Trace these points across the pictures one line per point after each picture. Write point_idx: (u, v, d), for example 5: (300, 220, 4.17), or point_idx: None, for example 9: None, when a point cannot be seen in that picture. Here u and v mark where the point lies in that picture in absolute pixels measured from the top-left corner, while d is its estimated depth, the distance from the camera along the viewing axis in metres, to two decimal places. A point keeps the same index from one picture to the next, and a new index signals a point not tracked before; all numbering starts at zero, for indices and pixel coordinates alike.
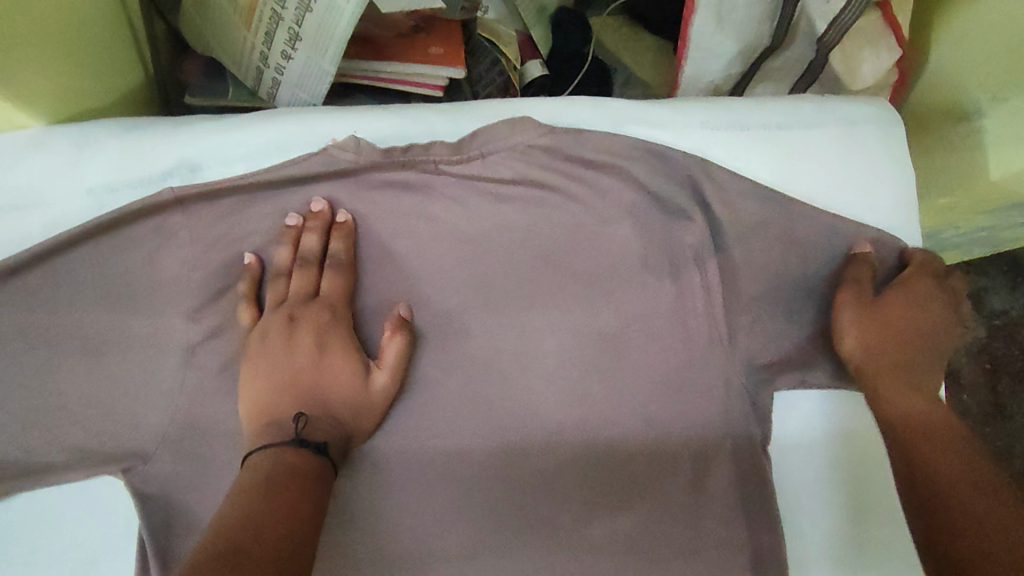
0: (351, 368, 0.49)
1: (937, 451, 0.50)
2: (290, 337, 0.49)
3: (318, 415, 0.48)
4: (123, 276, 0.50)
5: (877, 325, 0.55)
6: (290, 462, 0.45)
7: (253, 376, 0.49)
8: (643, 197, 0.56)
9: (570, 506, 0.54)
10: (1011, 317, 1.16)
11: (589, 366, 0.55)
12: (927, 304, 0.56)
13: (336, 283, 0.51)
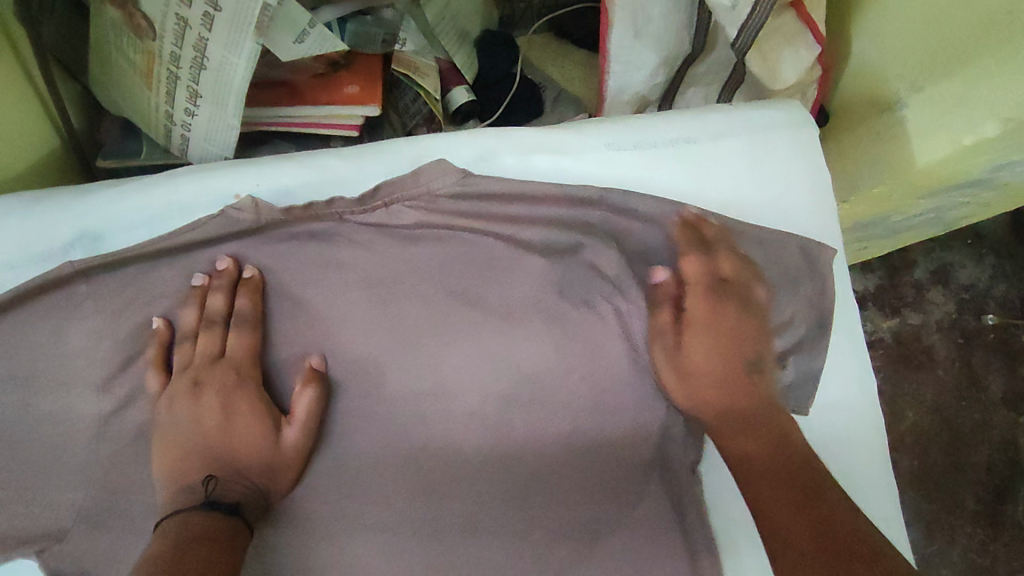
0: (262, 425, 0.49)
1: (773, 487, 0.50)
2: (196, 400, 0.49)
3: (229, 476, 0.48)
4: (32, 353, 0.51)
5: (687, 377, 0.55)
6: (199, 524, 0.45)
7: (163, 443, 0.49)
8: (548, 230, 0.57)
9: (506, 543, 0.53)
10: (976, 290, 1.18)
11: (511, 400, 0.55)
12: (719, 325, 0.56)
13: (242, 341, 0.51)
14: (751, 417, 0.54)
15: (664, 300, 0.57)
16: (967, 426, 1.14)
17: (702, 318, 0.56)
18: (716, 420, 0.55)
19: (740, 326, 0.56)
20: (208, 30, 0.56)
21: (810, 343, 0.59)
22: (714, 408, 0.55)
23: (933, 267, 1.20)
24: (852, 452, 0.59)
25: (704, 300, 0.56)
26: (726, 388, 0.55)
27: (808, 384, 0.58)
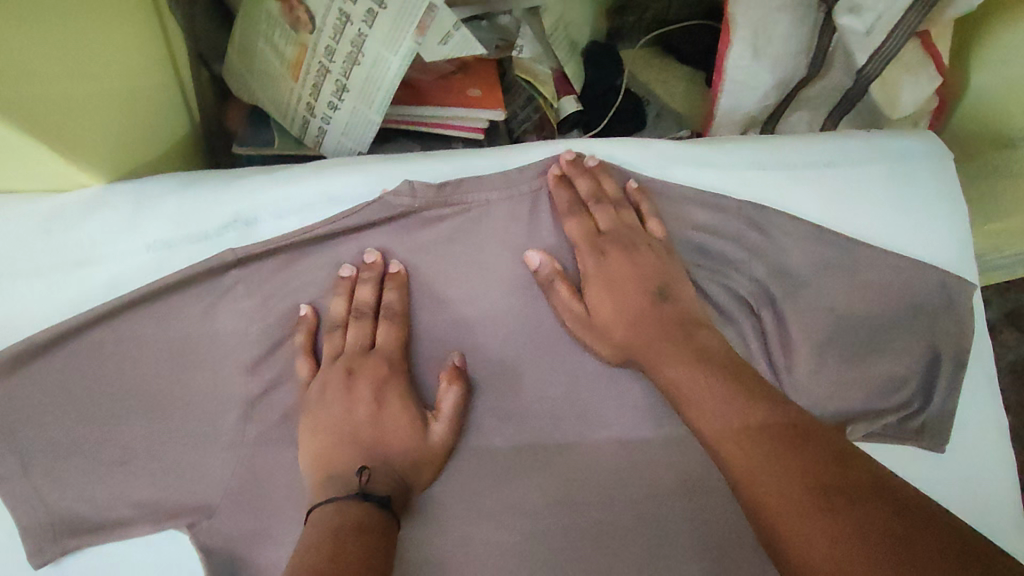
0: (410, 420, 0.51)
1: (773, 467, 0.41)
2: (350, 390, 0.51)
3: (378, 468, 0.49)
4: (183, 331, 0.51)
5: (608, 330, 0.53)
6: (357, 513, 0.46)
7: (314, 428, 0.50)
8: (685, 242, 0.58)
9: (631, 552, 0.54)
10: None
11: (642, 411, 0.55)
12: (614, 271, 0.54)
13: (392, 334, 0.52)
14: (700, 402, 0.47)
15: (553, 276, 0.54)
16: None
17: (599, 274, 0.54)
18: (675, 378, 0.49)
19: (644, 262, 0.54)
20: (369, 27, 0.57)
21: (948, 379, 0.57)
22: (666, 365, 0.50)
23: (1007, 309, 1.17)
24: (977, 492, 0.57)
25: (594, 261, 0.54)
26: (639, 325, 0.52)
27: (947, 422, 0.57)
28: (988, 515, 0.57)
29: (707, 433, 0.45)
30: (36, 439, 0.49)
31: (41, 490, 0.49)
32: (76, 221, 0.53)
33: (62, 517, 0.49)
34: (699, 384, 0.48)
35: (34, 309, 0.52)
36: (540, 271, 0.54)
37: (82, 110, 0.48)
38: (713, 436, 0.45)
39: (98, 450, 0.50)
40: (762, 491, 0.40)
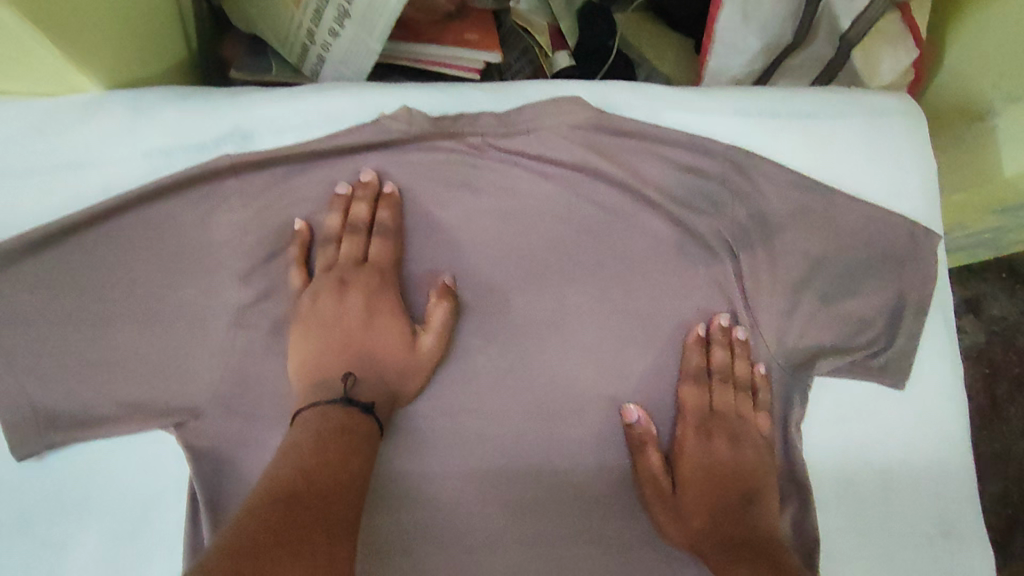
0: (399, 331, 0.53)
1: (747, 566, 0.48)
2: (341, 299, 0.53)
3: (365, 377, 0.52)
4: (176, 237, 0.51)
5: (709, 462, 0.56)
6: (340, 416, 0.48)
7: (304, 335, 0.52)
8: (677, 179, 0.58)
9: (605, 471, 0.56)
10: (1010, 323, 1.20)
11: (625, 339, 0.57)
12: (713, 459, 0.56)
13: (383, 248, 0.54)
14: (723, 549, 0.50)
15: (643, 439, 0.55)
16: (985, 455, 1.16)
17: (698, 445, 0.57)
18: (697, 472, 0.56)
19: (720, 452, 0.56)
20: None
21: (911, 324, 0.60)
22: (690, 459, 0.56)
23: (966, 297, 1.20)
24: (939, 432, 0.59)
25: (703, 440, 0.57)
26: (716, 450, 0.57)
27: (910, 364, 0.59)
28: (947, 455, 0.59)
29: (719, 565, 0.50)
30: (25, 336, 0.49)
31: (25, 385, 0.48)
32: (69, 125, 0.52)
33: (46, 415, 0.48)
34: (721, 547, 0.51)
35: (29, 211, 0.52)
36: (635, 425, 0.55)
37: (91, 12, 0.46)
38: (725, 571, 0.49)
39: (85, 351, 0.50)
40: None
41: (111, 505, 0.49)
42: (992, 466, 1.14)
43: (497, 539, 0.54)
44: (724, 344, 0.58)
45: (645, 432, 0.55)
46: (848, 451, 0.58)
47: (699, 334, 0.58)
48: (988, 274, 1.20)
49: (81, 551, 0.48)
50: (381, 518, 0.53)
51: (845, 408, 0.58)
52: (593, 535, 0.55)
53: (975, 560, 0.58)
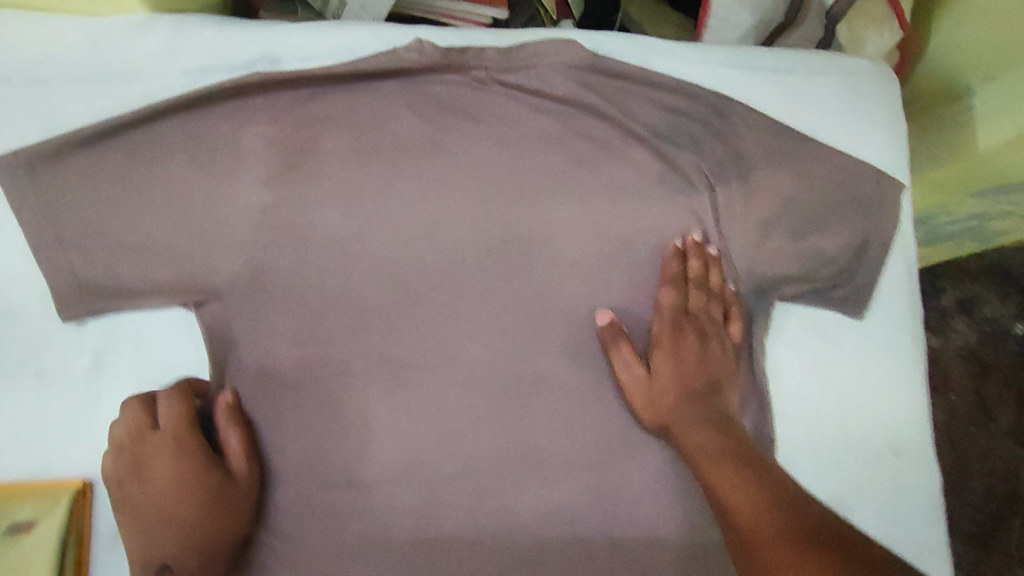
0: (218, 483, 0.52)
1: (741, 474, 0.50)
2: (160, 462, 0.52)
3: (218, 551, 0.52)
4: (208, 141, 0.57)
5: (678, 363, 0.59)
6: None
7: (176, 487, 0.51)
8: (663, 119, 0.64)
9: (585, 376, 0.60)
10: (999, 325, 1.34)
11: (607, 258, 0.62)
12: (684, 358, 0.59)
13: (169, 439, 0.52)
14: (698, 428, 0.55)
15: (620, 336, 0.59)
16: (973, 451, 1.30)
17: (672, 344, 0.60)
18: (672, 372, 0.59)
19: (690, 351, 0.60)
20: None
21: (873, 261, 0.65)
22: (666, 362, 0.59)
23: (962, 299, 1.35)
24: (892, 357, 0.65)
25: (676, 335, 0.60)
26: (686, 349, 0.60)
27: (867, 295, 0.65)
28: (900, 378, 0.64)
29: (691, 441, 0.54)
30: (71, 216, 0.54)
31: (66, 259, 0.54)
32: (121, 40, 0.59)
33: (85, 286, 0.54)
34: (694, 427, 0.55)
35: (81, 111, 0.58)
36: (611, 323, 0.59)
37: None
38: (697, 445, 0.54)
39: (121, 235, 0.55)
40: (726, 482, 0.50)
41: (135, 371, 0.54)
42: (977, 461, 1.29)
43: (478, 437, 0.58)
44: (696, 251, 0.62)
45: (622, 329, 0.59)
46: (803, 365, 0.64)
47: (673, 247, 0.63)
48: (982, 278, 1.33)
49: (110, 409, 0.53)
50: (372, 410, 0.57)
51: (801, 333, 0.64)
52: (574, 435, 0.59)
53: (919, 480, 0.63)
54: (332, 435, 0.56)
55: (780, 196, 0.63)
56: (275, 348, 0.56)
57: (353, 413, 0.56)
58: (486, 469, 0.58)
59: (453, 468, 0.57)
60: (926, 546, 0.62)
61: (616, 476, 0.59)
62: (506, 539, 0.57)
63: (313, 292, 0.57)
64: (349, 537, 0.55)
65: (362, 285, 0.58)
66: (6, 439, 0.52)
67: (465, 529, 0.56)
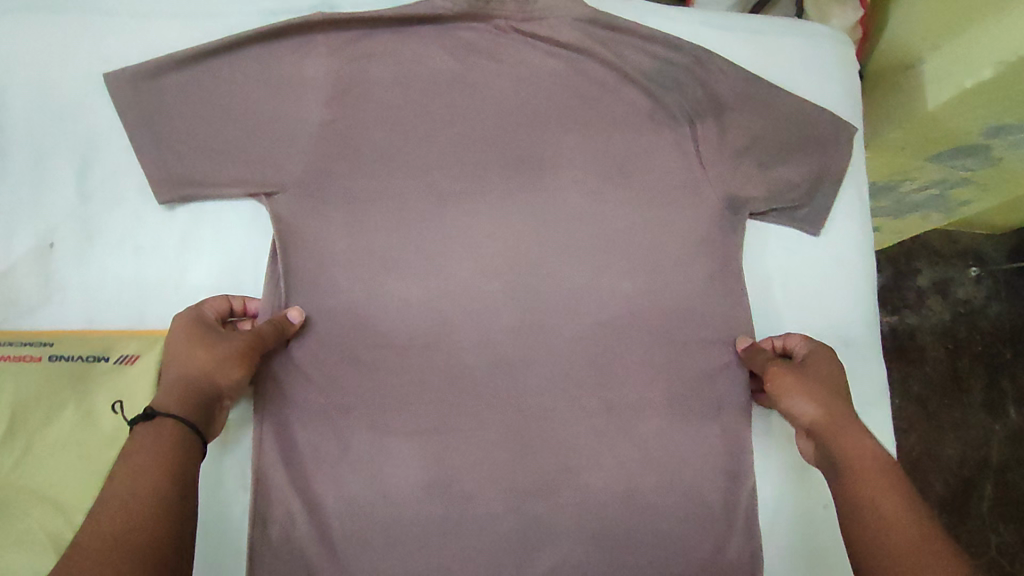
0: (204, 341, 0.56)
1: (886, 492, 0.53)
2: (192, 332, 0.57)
3: (179, 393, 0.53)
4: (276, 66, 0.68)
5: (822, 382, 0.62)
6: (174, 431, 0.50)
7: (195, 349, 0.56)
8: (656, 64, 0.76)
9: (585, 274, 0.70)
10: (971, 305, 1.51)
11: (606, 178, 0.73)
12: (837, 378, 0.63)
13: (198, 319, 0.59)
14: (849, 429, 0.58)
15: (777, 369, 0.63)
16: (947, 421, 1.45)
17: (812, 368, 0.63)
18: (824, 396, 0.60)
19: (834, 372, 0.63)
20: None
21: (831, 188, 0.76)
22: (805, 384, 0.61)
23: (936, 280, 1.52)
24: (844, 270, 0.76)
25: (822, 364, 0.64)
26: (835, 371, 0.63)
27: (824, 216, 0.76)
28: (850, 287, 0.76)
29: (841, 439, 0.58)
30: (162, 120, 0.65)
31: (161, 156, 0.65)
32: None
33: (175, 177, 0.65)
34: (845, 426, 0.58)
35: (170, 39, 0.69)
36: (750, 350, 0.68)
37: None
38: (847, 444, 0.57)
39: (202, 139, 0.66)
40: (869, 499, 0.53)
41: (214, 249, 0.66)
42: (948, 431, 1.44)
43: (495, 320, 0.68)
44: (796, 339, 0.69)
45: (772, 361, 0.65)
46: (767, 273, 0.76)
47: (730, 203, 0.73)
48: (954, 263, 1.52)
49: (196, 277, 0.65)
50: (407, 293, 0.67)
51: (769, 246, 0.76)
52: (577, 322, 0.69)
53: (866, 370, 0.74)
54: (372, 310, 0.66)
55: (753, 131, 0.75)
56: (328, 237, 0.66)
57: (390, 294, 0.67)
58: (503, 348, 0.67)
59: (473, 346, 0.67)
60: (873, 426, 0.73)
61: (613, 355, 0.69)
62: (519, 404, 0.66)
63: (359, 194, 0.68)
64: (385, 395, 0.64)
65: (400, 190, 0.69)
66: (111, 295, 0.63)
67: (483, 398, 0.65)
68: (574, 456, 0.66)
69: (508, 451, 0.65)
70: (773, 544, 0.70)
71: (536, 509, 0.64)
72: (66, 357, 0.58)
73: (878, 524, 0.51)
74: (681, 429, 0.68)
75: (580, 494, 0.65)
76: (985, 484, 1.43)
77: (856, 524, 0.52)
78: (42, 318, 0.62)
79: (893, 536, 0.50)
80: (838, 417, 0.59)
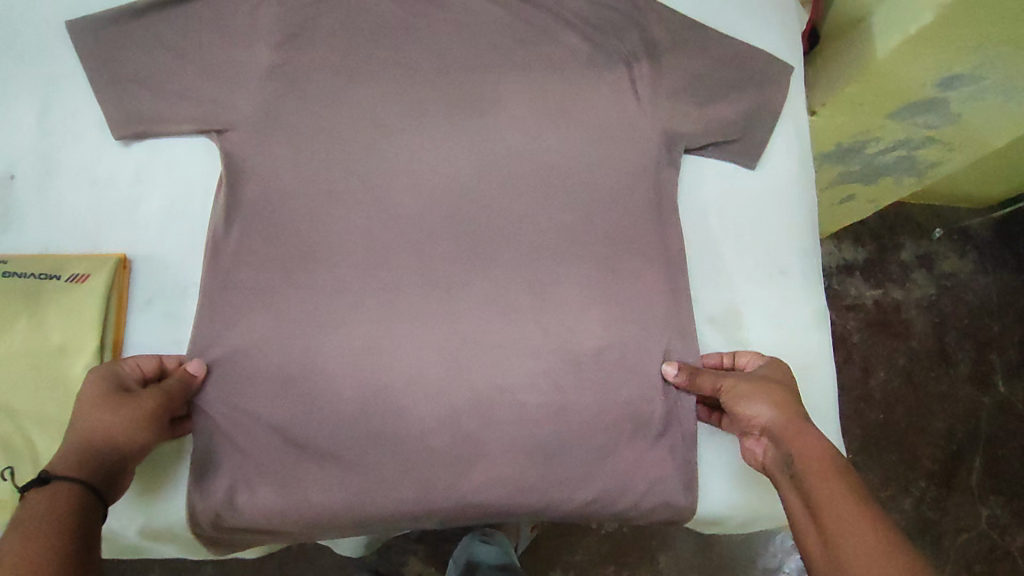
0: (106, 404, 0.56)
1: (846, 522, 0.52)
2: (102, 389, 0.57)
3: (80, 460, 0.54)
4: (221, 11, 0.71)
5: (760, 388, 0.62)
6: (72, 496, 0.51)
7: (95, 406, 0.56)
8: (596, 9, 0.77)
9: (524, 204, 0.72)
10: (956, 279, 1.51)
11: (545, 117, 0.75)
12: (778, 384, 0.63)
13: (104, 377, 0.58)
14: (806, 431, 0.59)
15: (705, 381, 0.65)
16: (933, 395, 1.44)
17: (747, 377, 0.64)
18: (768, 407, 0.61)
19: (772, 380, 0.64)
20: None
21: (769, 124, 0.79)
22: (745, 396, 0.62)
23: (920, 253, 1.53)
24: (782, 202, 0.78)
25: (758, 375, 0.65)
26: (773, 378, 0.64)
27: (761, 149, 0.78)
28: (788, 218, 0.78)
29: (799, 442, 0.58)
30: (117, 62, 0.69)
31: (118, 95, 0.69)
32: None
33: (131, 116, 0.69)
34: (800, 428, 0.59)
35: None
36: (681, 371, 0.67)
37: None
38: (804, 446, 0.58)
39: (155, 80, 0.69)
40: (828, 529, 0.52)
41: (165, 182, 0.69)
42: (934, 403, 1.44)
43: (435, 248, 0.70)
44: (737, 356, 0.70)
45: (706, 374, 0.66)
46: (705, 205, 0.77)
47: (667, 134, 0.76)
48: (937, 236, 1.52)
49: (147, 207, 0.68)
50: (348, 222, 0.69)
51: (704, 176, 0.78)
52: (517, 249, 0.71)
53: (801, 296, 0.76)
54: (316, 238, 0.68)
55: (692, 70, 0.77)
56: (271, 167, 0.68)
57: (331, 224, 0.69)
58: (445, 274, 0.69)
59: (412, 274, 0.69)
60: (809, 349, 0.74)
61: (551, 279, 0.71)
62: (455, 327, 0.67)
63: (304, 129, 0.70)
64: (326, 319, 0.66)
65: (344, 125, 0.72)
66: (66, 223, 0.66)
67: (422, 323, 0.67)
68: (509, 376, 0.67)
69: (445, 370, 0.66)
70: (708, 460, 0.71)
71: (471, 428, 0.65)
72: (20, 274, 0.62)
73: (831, 524, 0.52)
74: (618, 350, 0.69)
75: (517, 411, 0.66)
76: (974, 458, 1.41)
77: (811, 519, 0.54)
78: (3, 242, 0.65)
79: (850, 533, 0.51)
80: (789, 424, 0.60)
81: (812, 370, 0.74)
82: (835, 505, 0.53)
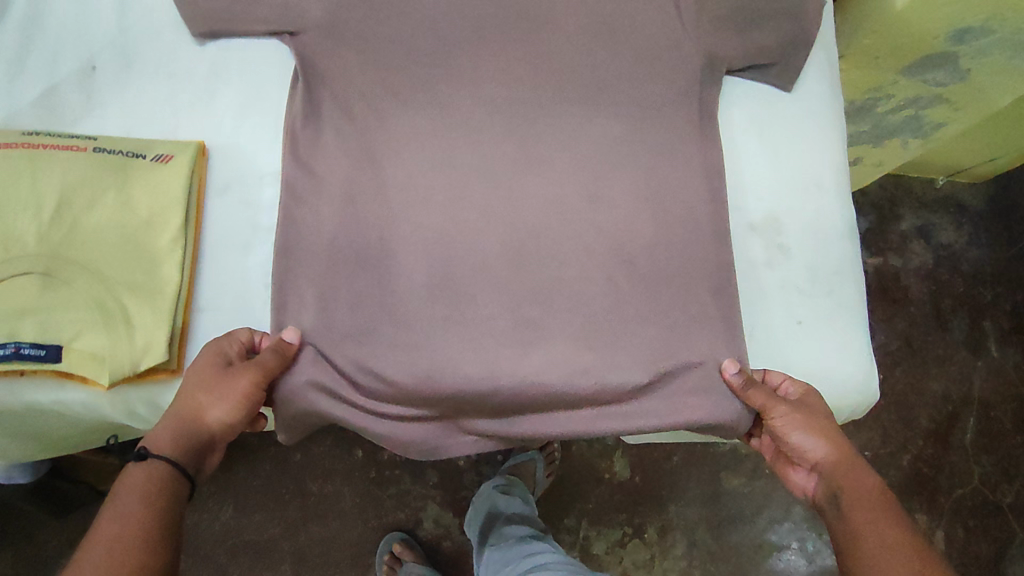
0: (211, 384, 0.60)
1: (890, 551, 0.57)
2: (209, 365, 0.61)
3: (174, 439, 0.58)
4: None
5: (812, 424, 0.67)
6: (166, 474, 0.56)
7: (200, 385, 0.60)
8: None
9: (576, 117, 0.76)
10: (954, 249, 1.57)
11: (596, 33, 0.77)
12: (827, 421, 0.68)
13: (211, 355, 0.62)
14: (854, 468, 0.65)
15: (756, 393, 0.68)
16: (930, 358, 1.50)
17: (800, 407, 0.68)
18: (818, 445, 0.66)
19: (822, 415, 0.68)
20: None
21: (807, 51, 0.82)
22: (800, 431, 0.67)
23: (919, 224, 1.58)
24: (814, 125, 0.83)
25: (810, 407, 0.68)
26: (822, 411, 0.68)
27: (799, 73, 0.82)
28: (819, 137, 0.83)
29: (847, 479, 0.64)
30: None
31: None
32: None
33: (203, 15, 0.71)
34: (848, 466, 0.65)
35: None
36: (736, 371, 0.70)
37: None
38: (851, 482, 0.64)
39: None
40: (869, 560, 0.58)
41: (237, 81, 0.73)
42: (932, 367, 1.49)
43: (494, 154, 0.73)
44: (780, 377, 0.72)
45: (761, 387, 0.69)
46: (743, 123, 0.82)
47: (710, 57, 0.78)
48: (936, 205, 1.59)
49: (222, 102, 0.72)
50: (413, 127, 0.72)
51: (743, 97, 0.83)
52: (569, 158, 0.75)
53: (832, 209, 0.80)
54: (383, 139, 0.72)
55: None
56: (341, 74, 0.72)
57: (395, 128, 0.72)
58: (502, 177, 0.73)
59: (474, 176, 0.73)
60: (839, 257, 0.79)
61: (602, 185, 0.75)
62: (516, 224, 0.72)
63: (368, 35, 0.72)
64: (393, 214, 0.70)
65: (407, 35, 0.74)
66: (145, 112, 0.70)
67: (483, 221, 0.71)
68: (565, 271, 0.71)
69: (507, 264, 0.71)
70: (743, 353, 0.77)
71: (531, 315, 0.70)
72: (109, 151, 0.65)
73: (876, 553, 0.58)
74: (664, 251, 0.74)
75: (573, 302, 0.71)
76: (968, 418, 1.47)
77: (852, 549, 0.60)
78: (83, 125, 0.69)
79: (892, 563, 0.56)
80: (837, 461, 0.65)
81: (841, 276, 0.79)
82: (880, 540, 0.58)
